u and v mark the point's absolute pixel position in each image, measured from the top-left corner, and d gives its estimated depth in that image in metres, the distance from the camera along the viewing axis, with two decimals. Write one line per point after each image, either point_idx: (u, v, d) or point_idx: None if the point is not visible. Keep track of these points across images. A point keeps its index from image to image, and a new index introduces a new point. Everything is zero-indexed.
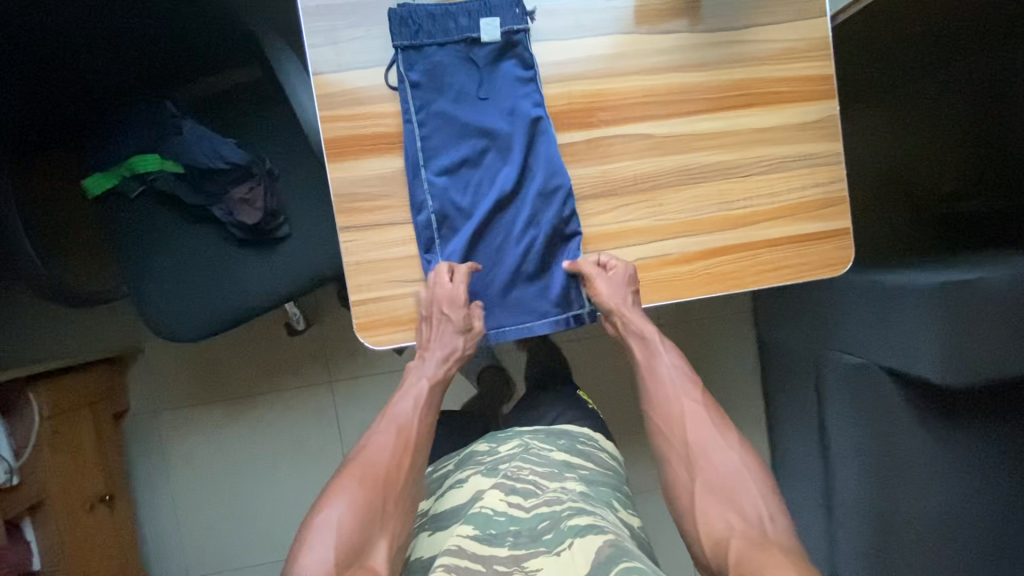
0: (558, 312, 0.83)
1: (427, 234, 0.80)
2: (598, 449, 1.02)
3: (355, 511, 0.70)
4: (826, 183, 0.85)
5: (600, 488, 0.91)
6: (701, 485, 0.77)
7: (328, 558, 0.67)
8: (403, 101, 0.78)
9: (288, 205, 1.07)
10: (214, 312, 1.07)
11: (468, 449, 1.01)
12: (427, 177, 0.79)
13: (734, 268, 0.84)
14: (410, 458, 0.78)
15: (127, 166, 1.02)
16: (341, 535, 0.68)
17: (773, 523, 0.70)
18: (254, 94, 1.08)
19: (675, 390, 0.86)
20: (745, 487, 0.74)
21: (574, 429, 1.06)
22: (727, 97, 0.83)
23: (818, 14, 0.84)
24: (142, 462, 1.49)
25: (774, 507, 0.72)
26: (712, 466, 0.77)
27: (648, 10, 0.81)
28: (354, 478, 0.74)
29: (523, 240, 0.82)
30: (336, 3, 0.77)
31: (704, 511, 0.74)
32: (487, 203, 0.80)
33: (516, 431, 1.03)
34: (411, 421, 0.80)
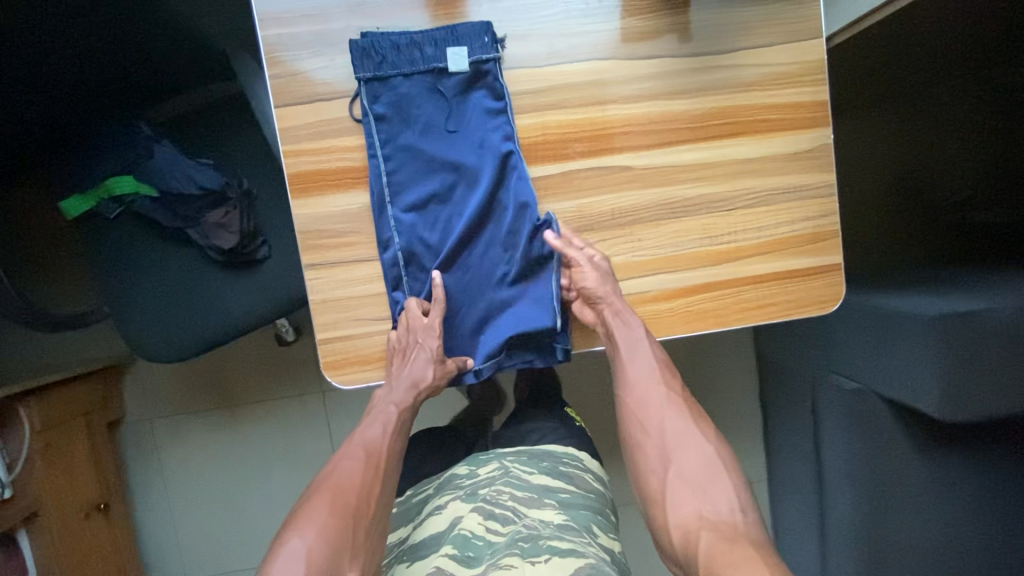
0: (534, 353, 0.82)
1: (394, 271, 0.78)
2: (583, 470, 0.93)
3: (326, 545, 0.65)
4: (817, 216, 0.80)
5: (580, 511, 0.82)
6: (674, 477, 0.72)
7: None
8: (367, 135, 0.75)
9: (265, 226, 1.05)
10: (193, 332, 1.06)
11: (448, 471, 0.93)
12: (393, 211, 0.77)
13: (716, 306, 0.81)
14: (381, 484, 0.74)
15: (104, 188, 1.00)
16: (308, 565, 0.63)
17: (744, 517, 0.66)
18: (231, 112, 1.07)
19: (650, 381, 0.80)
20: (718, 479, 0.70)
21: (558, 449, 0.97)
22: (713, 125, 0.78)
23: (813, 34, 0.78)
24: (138, 469, 1.51)
25: (746, 500, 0.68)
26: (685, 457, 0.73)
27: (629, 34, 0.76)
28: (322, 506, 0.69)
29: (494, 275, 0.80)
30: (298, 32, 0.74)
31: (675, 502, 0.70)
32: (455, 240, 0.78)
33: (498, 453, 0.94)
34: (381, 444, 0.77)
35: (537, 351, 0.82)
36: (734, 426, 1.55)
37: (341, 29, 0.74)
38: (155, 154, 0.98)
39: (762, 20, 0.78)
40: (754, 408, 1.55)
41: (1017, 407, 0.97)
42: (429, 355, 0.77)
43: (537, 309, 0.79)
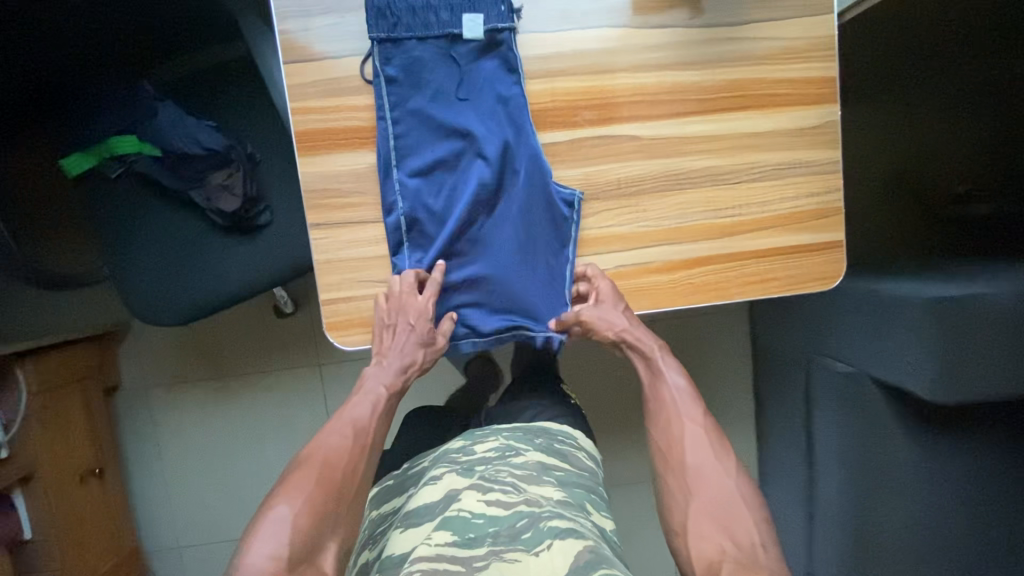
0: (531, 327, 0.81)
1: (397, 235, 0.78)
2: (577, 449, 0.95)
3: (314, 512, 0.65)
4: (821, 194, 0.81)
5: (574, 490, 0.82)
6: (696, 506, 0.70)
7: (276, 556, 0.60)
8: (376, 97, 0.75)
9: (268, 191, 1.05)
10: (194, 296, 1.06)
11: (443, 444, 0.93)
12: (399, 175, 0.77)
13: (718, 279, 0.81)
14: (365, 459, 0.73)
15: (107, 147, 1.00)
16: (295, 531, 0.63)
17: (765, 553, 0.64)
18: (235, 74, 1.05)
19: (676, 413, 0.79)
20: (740, 513, 0.68)
21: (553, 427, 0.99)
22: (720, 98, 0.78)
23: (824, 10, 0.78)
24: (133, 436, 1.51)
25: (769, 537, 0.66)
26: (708, 488, 0.71)
27: (641, 2, 0.76)
28: (307, 475, 0.68)
29: (495, 245, 0.80)
30: None
31: (696, 533, 0.68)
32: (458, 209, 0.79)
33: (495, 429, 0.96)
34: (368, 425, 0.76)
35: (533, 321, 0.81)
36: (728, 410, 1.57)
37: None
38: (159, 113, 0.98)
39: None
40: (747, 393, 1.56)
41: (1009, 392, 0.98)
42: (424, 340, 0.78)
43: (534, 282, 0.80)
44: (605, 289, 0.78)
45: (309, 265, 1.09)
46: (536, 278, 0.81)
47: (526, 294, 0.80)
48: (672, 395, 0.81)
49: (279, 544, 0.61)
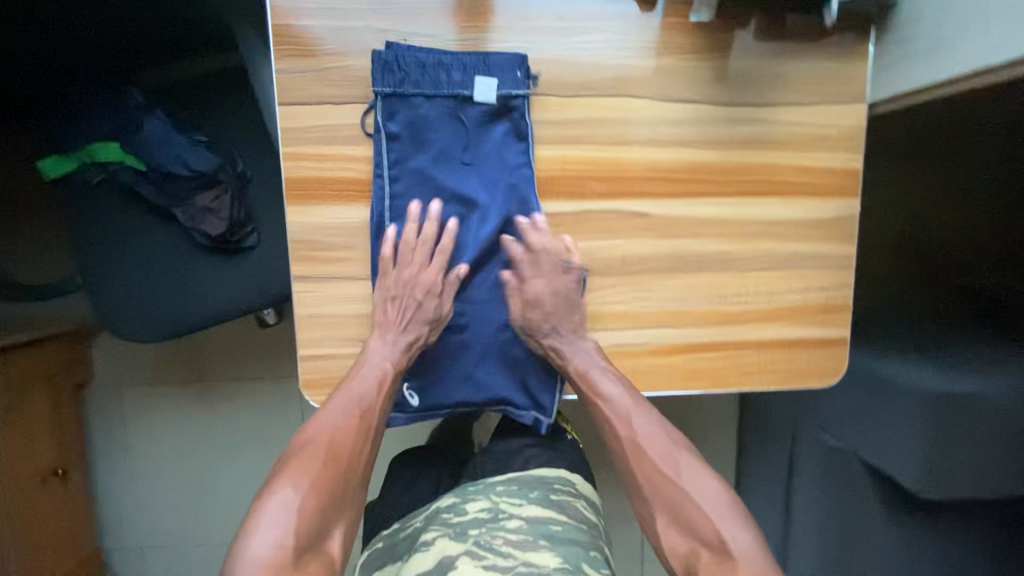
0: (516, 401, 0.79)
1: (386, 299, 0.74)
2: (574, 497, 0.86)
3: (314, 500, 0.62)
4: (831, 287, 0.78)
5: (575, 549, 0.75)
6: (663, 512, 0.69)
7: (279, 547, 0.58)
8: (375, 153, 0.70)
9: (257, 212, 1.00)
10: (170, 316, 1.01)
11: (433, 504, 0.87)
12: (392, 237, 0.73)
13: (716, 367, 0.78)
14: (368, 444, 0.70)
15: (88, 153, 0.94)
16: (297, 519, 0.60)
17: (735, 540, 0.64)
18: (227, 86, 1.00)
19: (619, 422, 0.73)
20: (702, 509, 0.67)
21: (547, 473, 0.90)
22: (738, 181, 0.75)
23: (855, 99, 0.74)
24: (100, 435, 1.47)
25: (738, 524, 0.65)
26: (668, 492, 0.69)
27: (665, 72, 0.72)
28: (304, 462, 0.65)
29: (489, 318, 0.77)
30: (311, 26, 0.68)
31: (671, 544, 0.68)
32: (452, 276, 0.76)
33: (488, 482, 0.87)
34: (372, 401, 0.71)
35: (521, 396, 0.79)
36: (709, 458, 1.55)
37: (359, 29, 0.68)
38: (144, 126, 0.92)
39: (804, 77, 0.73)
40: None
41: (995, 492, 0.96)
42: (434, 323, 0.75)
43: (526, 356, 0.78)
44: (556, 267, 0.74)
45: (290, 292, 1.05)
46: (530, 354, 0.78)
47: (515, 367, 0.78)
48: (611, 403, 0.74)
49: (281, 534, 0.59)
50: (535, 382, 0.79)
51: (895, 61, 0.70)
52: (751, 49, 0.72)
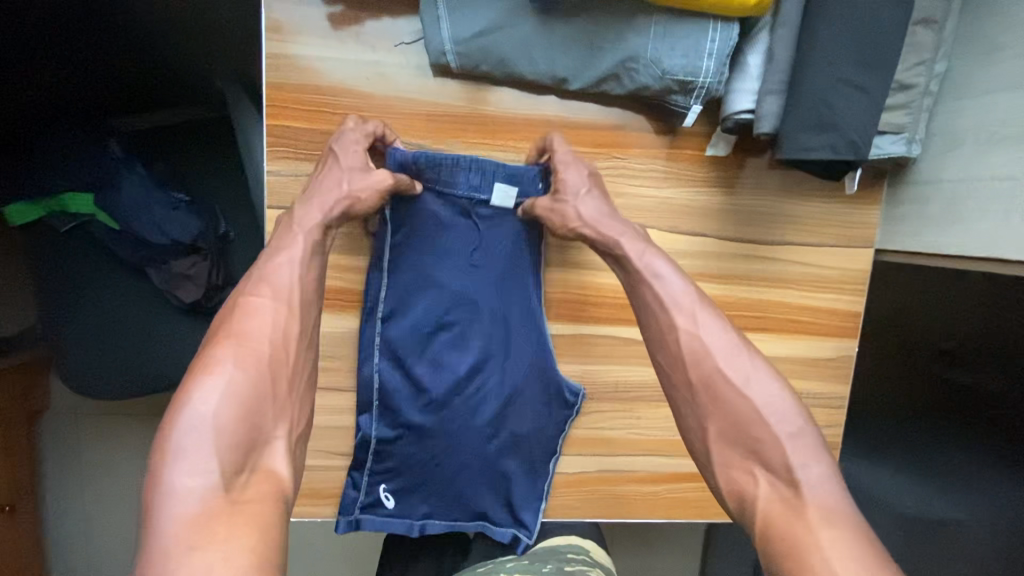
0: (498, 519, 0.71)
1: (369, 393, 0.68)
2: (591, 567, 0.64)
3: (239, 404, 0.44)
4: (822, 425, 0.77)
5: None
6: (715, 428, 0.48)
7: (209, 474, 0.40)
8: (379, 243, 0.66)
9: (234, 277, 0.94)
10: (136, 374, 0.96)
11: None
12: (382, 331, 0.67)
13: (701, 497, 0.76)
14: (302, 327, 0.52)
15: (59, 202, 0.88)
16: (219, 436, 0.42)
17: (809, 473, 0.43)
18: (213, 141, 0.95)
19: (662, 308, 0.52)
20: (769, 429, 0.45)
21: (561, 543, 0.70)
22: (739, 314, 0.73)
23: (863, 244, 0.73)
24: (53, 467, 1.38)
25: (816, 455, 0.44)
26: (723, 401, 0.47)
27: (673, 203, 0.69)
28: (224, 357, 0.46)
29: (481, 428, 0.69)
30: (312, 132, 0.64)
31: (726, 462, 0.47)
32: (446, 378, 0.67)
33: (497, 563, 0.67)
34: (297, 283, 0.53)
35: (506, 513, 0.71)
36: None
37: None
38: (122, 185, 0.86)
39: (815, 219, 0.72)
40: None
41: None
42: (356, 202, 0.60)
43: (518, 471, 0.71)
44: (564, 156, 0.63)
45: None
46: (522, 469, 0.71)
47: (503, 482, 0.71)
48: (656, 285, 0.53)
49: (209, 456, 0.41)
50: (525, 496, 0.71)
51: (907, 218, 0.69)
52: (764, 186, 0.70)
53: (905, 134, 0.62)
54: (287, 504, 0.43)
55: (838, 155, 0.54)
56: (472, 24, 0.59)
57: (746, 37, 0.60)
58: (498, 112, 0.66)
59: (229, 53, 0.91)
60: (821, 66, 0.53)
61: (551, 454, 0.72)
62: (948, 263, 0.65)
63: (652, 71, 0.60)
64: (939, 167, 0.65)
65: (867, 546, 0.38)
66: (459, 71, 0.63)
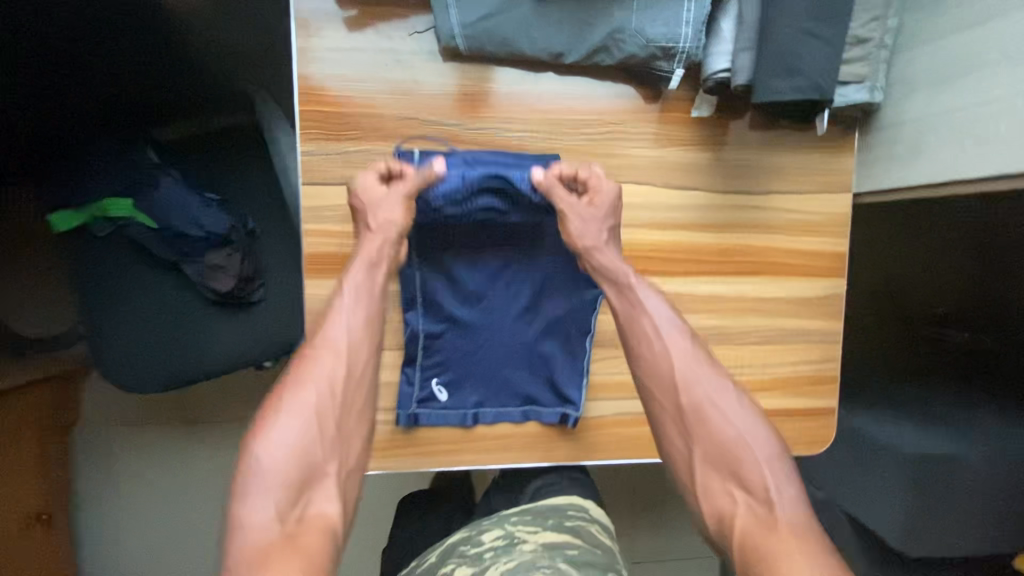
0: (544, 400, 0.78)
1: (411, 290, 0.75)
2: (589, 522, 0.79)
3: (298, 449, 0.58)
4: (820, 361, 0.83)
5: (589, 569, 0.67)
6: (701, 452, 0.61)
7: (269, 510, 0.54)
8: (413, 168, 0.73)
9: (265, 268, 1.02)
10: (171, 368, 1.01)
11: (450, 539, 0.79)
12: (417, 233, 0.75)
13: None
14: (355, 376, 0.64)
15: (99, 207, 0.95)
16: (280, 480, 0.56)
17: (781, 493, 0.57)
18: (241, 144, 1.02)
19: (662, 345, 0.66)
20: (748, 453, 0.59)
21: (562, 502, 0.85)
22: (734, 260, 0.79)
23: (842, 189, 0.80)
24: (88, 478, 1.43)
25: (785, 479, 0.58)
26: (709, 427, 0.61)
27: (665, 162, 0.77)
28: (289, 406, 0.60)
29: (518, 312, 0.78)
30: (340, 115, 0.72)
31: (706, 483, 0.60)
32: (481, 270, 0.77)
33: (501, 516, 0.81)
34: (351, 337, 0.65)
35: (552, 397, 0.79)
36: None
37: (384, 115, 0.72)
38: (161, 186, 0.94)
39: (796, 169, 0.79)
40: None
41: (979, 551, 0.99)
42: (391, 233, 0.69)
43: (557, 358, 0.79)
44: (605, 196, 0.72)
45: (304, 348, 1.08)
46: (559, 359, 0.79)
47: (542, 366, 0.79)
48: (652, 322, 0.67)
49: (271, 494, 0.55)
50: (565, 381, 0.78)
51: (877, 162, 0.77)
52: (746, 141, 0.78)
53: (866, 83, 0.70)
54: (336, 539, 0.55)
55: (806, 96, 0.62)
56: (477, 10, 0.68)
57: (717, 5, 0.68)
58: (504, 87, 0.73)
59: (259, 64, 1.03)
60: (784, 23, 0.61)
61: (581, 372, 0.78)
62: (915, 192, 0.72)
63: (637, 41, 0.69)
64: (900, 112, 0.73)
65: (826, 552, 0.52)
66: (467, 53, 0.71)
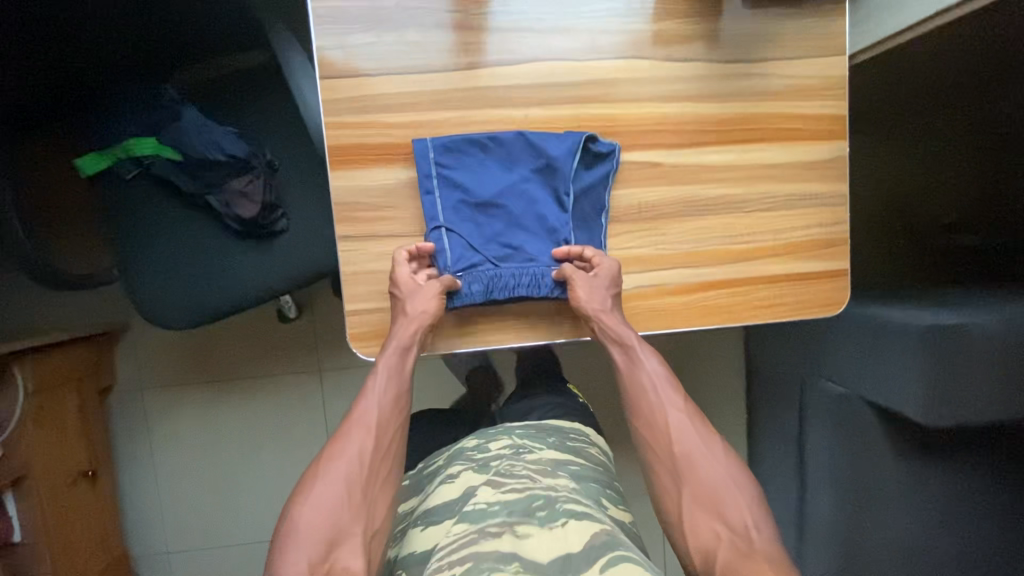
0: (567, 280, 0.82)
1: (427, 185, 0.78)
2: (590, 445, 0.83)
3: (329, 514, 0.64)
4: (830, 224, 0.85)
5: (589, 484, 0.72)
6: (691, 496, 0.70)
7: (301, 567, 0.61)
8: (429, 53, 0.76)
9: (286, 198, 1.05)
10: (202, 300, 1.05)
11: (457, 443, 0.81)
12: (429, 145, 0.77)
13: (730, 302, 0.85)
14: (383, 447, 0.71)
15: (124, 149, 0.99)
16: (313, 540, 0.62)
17: (760, 531, 0.66)
18: (258, 81, 1.06)
19: (659, 402, 0.77)
20: (731, 495, 0.69)
21: (566, 426, 0.86)
22: (737, 129, 0.82)
23: (837, 52, 0.82)
24: (128, 436, 1.47)
25: (761, 518, 0.67)
26: (696, 474, 0.71)
27: (665, 36, 0.80)
28: (324, 474, 0.67)
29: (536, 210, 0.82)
30: (350, 7, 0.75)
31: (695, 522, 0.68)
32: (496, 189, 0.81)
33: (506, 427, 0.83)
34: (383, 416, 0.73)
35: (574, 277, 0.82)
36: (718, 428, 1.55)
37: (392, 6, 0.75)
38: (183, 117, 0.98)
39: (791, 35, 0.82)
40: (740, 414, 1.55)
41: (999, 416, 1.01)
42: (424, 322, 0.76)
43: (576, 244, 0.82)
44: (609, 269, 0.79)
45: (328, 276, 1.11)
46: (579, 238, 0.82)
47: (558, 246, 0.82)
48: (647, 381, 0.79)
49: (302, 554, 0.62)
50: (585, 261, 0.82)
51: (872, 15, 0.80)
52: (743, 11, 0.81)
53: None
54: None
55: None
56: None
57: None
58: None
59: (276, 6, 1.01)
60: None
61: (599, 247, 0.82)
62: (908, 33, 0.76)
63: None
64: None
65: None
66: None
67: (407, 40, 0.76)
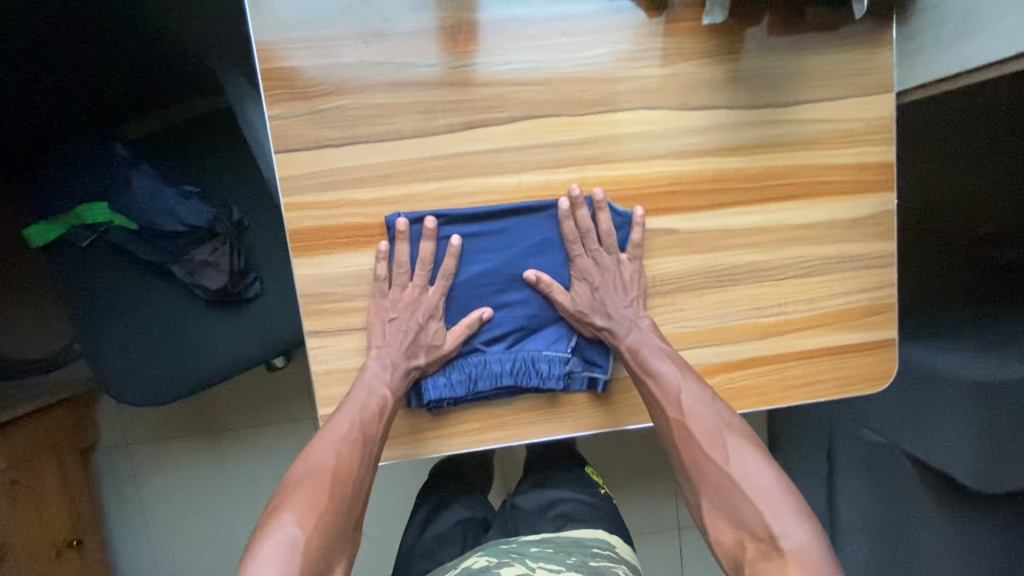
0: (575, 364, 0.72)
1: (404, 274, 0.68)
2: (616, 562, 0.70)
3: (312, 532, 0.56)
4: (874, 288, 0.74)
5: None
6: (711, 503, 0.61)
7: None
8: (401, 117, 0.65)
9: (257, 261, 0.95)
10: (170, 381, 0.94)
11: (462, 562, 0.71)
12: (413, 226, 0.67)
13: (761, 382, 0.74)
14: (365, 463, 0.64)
15: (75, 216, 0.87)
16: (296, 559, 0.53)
17: (791, 538, 0.54)
18: (216, 131, 0.96)
19: (668, 404, 0.66)
20: (751, 502, 0.58)
21: (586, 536, 0.76)
22: (765, 185, 0.70)
23: (880, 90, 0.70)
24: (117, 499, 1.33)
25: (792, 521, 0.55)
26: (712, 480, 0.61)
27: (677, 82, 0.68)
28: (307, 492, 0.59)
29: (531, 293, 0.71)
30: (304, 68, 0.63)
31: (719, 528, 0.59)
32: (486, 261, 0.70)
33: (519, 544, 0.73)
34: (371, 428, 0.65)
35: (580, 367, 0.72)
36: None
37: (354, 63, 0.64)
38: (133, 183, 0.87)
39: (827, 72, 0.69)
40: None
41: None
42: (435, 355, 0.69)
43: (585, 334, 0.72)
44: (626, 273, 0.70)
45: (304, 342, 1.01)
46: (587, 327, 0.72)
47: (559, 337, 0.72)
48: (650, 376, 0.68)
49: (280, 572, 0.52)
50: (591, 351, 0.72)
51: (924, 48, 0.67)
52: (769, 47, 0.68)
53: None
54: None
55: None
56: None
57: None
58: (482, 15, 0.64)
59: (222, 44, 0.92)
60: None
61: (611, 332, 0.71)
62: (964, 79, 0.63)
63: None
64: None
65: None
66: None
67: (374, 102, 0.64)
